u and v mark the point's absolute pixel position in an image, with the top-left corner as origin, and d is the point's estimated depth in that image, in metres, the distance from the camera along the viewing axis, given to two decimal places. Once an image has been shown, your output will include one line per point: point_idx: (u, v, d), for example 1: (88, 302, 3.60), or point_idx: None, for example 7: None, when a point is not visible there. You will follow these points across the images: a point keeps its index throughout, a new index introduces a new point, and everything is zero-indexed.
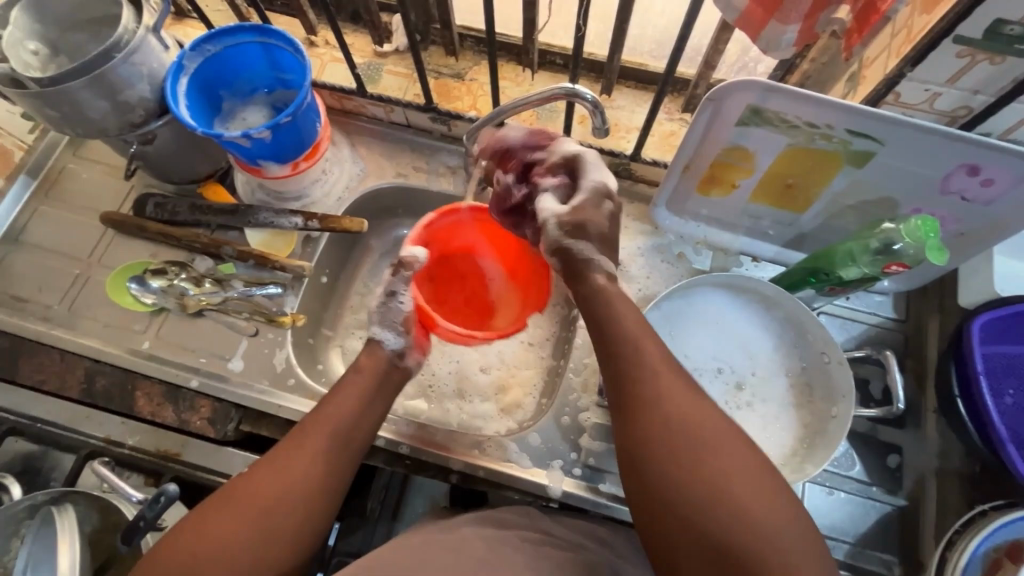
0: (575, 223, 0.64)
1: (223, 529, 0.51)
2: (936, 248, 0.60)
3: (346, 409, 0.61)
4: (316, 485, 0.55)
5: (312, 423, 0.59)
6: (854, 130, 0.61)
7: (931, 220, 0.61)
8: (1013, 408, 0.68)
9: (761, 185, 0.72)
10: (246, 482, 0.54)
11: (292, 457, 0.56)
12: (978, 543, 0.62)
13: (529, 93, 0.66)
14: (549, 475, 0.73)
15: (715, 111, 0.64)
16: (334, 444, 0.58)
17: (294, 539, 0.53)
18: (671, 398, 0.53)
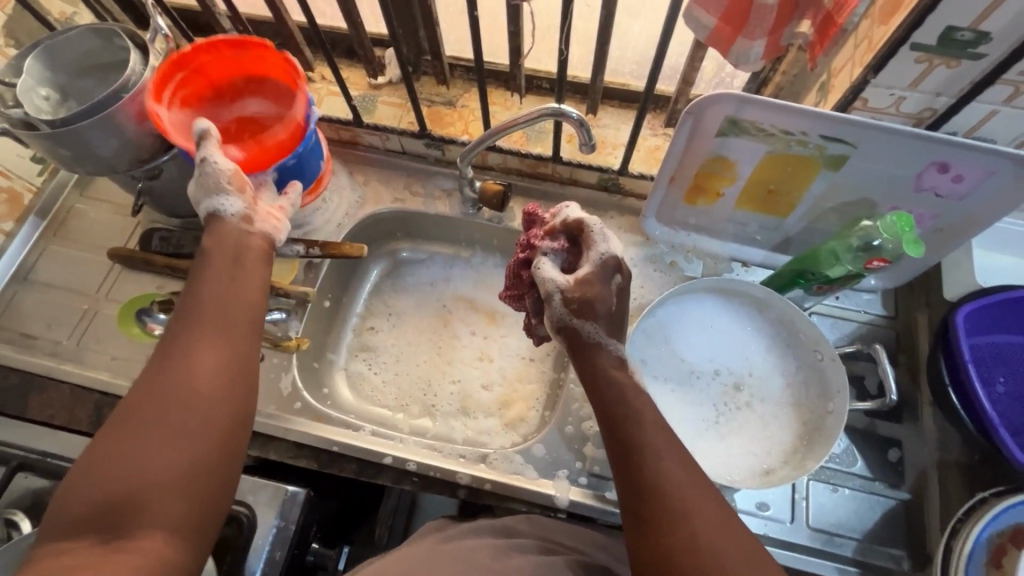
0: (580, 300, 0.64)
1: (136, 435, 0.48)
2: (913, 241, 0.62)
3: (227, 288, 0.58)
4: (211, 372, 0.52)
5: (191, 310, 0.56)
6: (829, 135, 0.63)
7: (905, 215, 0.63)
8: (1005, 396, 0.69)
9: (745, 193, 0.74)
10: (143, 389, 0.51)
11: (181, 357, 0.52)
12: (981, 529, 0.59)
13: (518, 114, 0.68)
14: (555, 484, 0.72)
15: (695, 123, 0.66)
16: (228, 321, 0.56)
17: (226, 414, 0.51)
18: (653, 426, 0.58)
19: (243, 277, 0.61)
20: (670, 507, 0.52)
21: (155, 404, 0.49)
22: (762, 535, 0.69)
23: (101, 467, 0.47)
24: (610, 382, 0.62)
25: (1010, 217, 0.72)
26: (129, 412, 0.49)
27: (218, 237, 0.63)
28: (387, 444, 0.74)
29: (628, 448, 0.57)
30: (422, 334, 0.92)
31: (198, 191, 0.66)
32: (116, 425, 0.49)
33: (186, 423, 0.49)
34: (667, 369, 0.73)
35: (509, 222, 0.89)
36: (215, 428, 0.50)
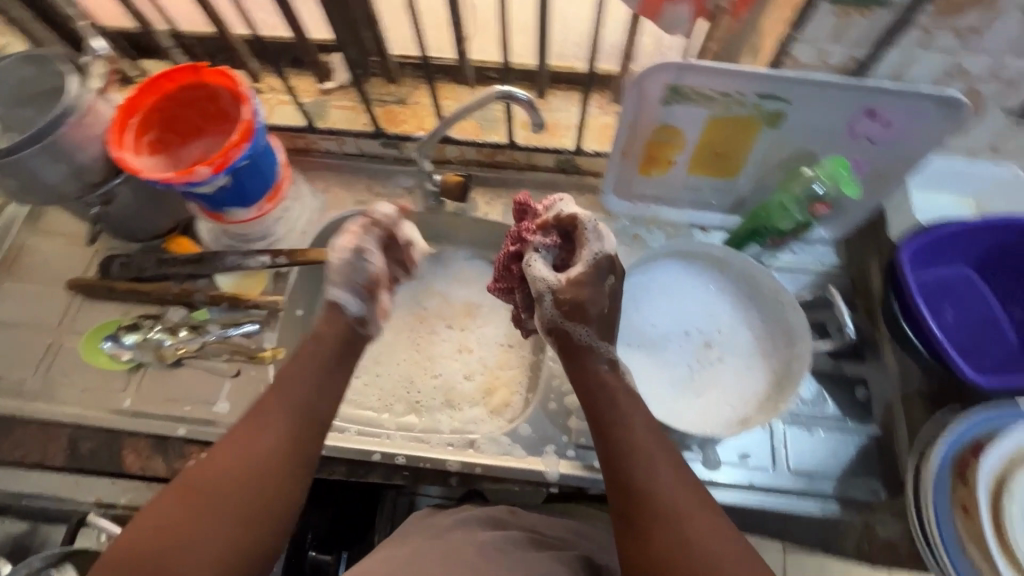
0: (572, 302, 0.67)
1: (202, 509, 0.55)
2: (849, 184, 0.66)
3: (311, 387, 0.66)
4: (279, 451, 0.60)
5: (274, 396, 0.64)
6: (764, 93, 0.66)
7: (842, 159, 0.67)
8: (954, 324, 0.73)
9: (695, 158, 0.77)
10: (214, 462, 0.58)
11: (257, 434, 0.60)
12: (943, 450, 0.62)
13: (467, 102, 0.69)
14: (543, 460, 0.74)
15: (639, 94, 0.68)
16: (301, 419, 0.63)
17: (268, 513, 0.57)
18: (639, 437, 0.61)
19: (320, 367, 0.68)
20: (665, 513, 0.56)
21: (226, 473, 0.57)
22: (747, 484, 0.72)
23: (160, 527, 0.53)
24: (601, 387, 0.65)
25: (939, 154, 0.75)
26: (198, 479, 0.57)
27: (324, 330, 0.71)
28: (374, 442, 0.75)
29: (619, 460, 0.60)
30: (399, 333, 0.93)
31: (336, 270, 0.73)
32: (185, 489, 0.56)
33: (247, 494, 0.57)
34: (639, 334, 0.75)
35: (473, 213, 0.90)
36: (268, 505, 0.57)
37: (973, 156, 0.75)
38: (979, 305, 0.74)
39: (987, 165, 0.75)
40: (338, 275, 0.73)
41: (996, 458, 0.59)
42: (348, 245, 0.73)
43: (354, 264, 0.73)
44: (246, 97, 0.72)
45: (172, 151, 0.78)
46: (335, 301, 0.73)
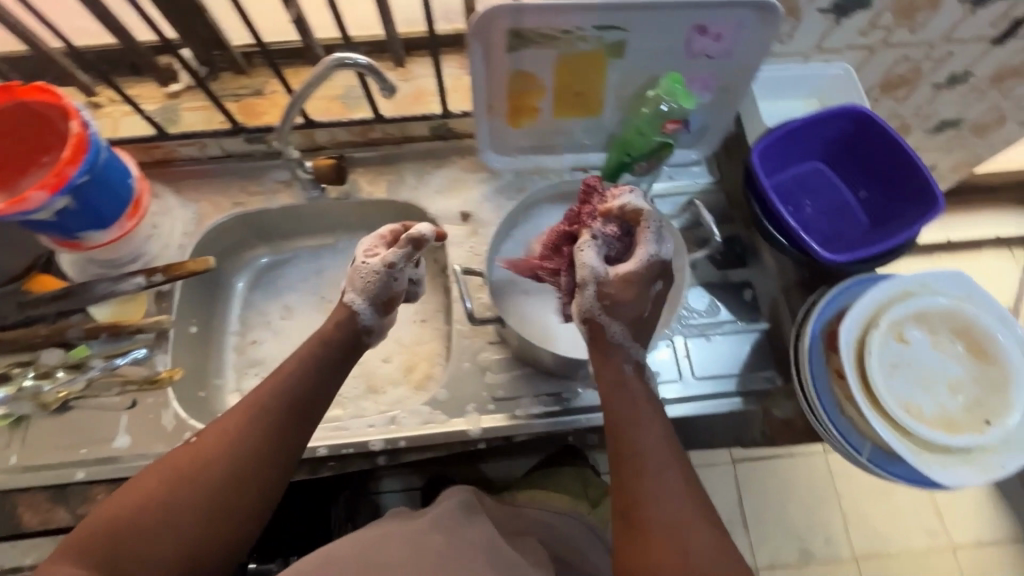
0: (613, 298, 0.64)
1: (185, 484, 0.57)
2: (684, 93, 0.71)
3: (298, 396, 0.64)
4: (265, 437, 0.61)
5: (257, 400, 0.63)
6: (600, 24, 0.68)
7: (675, 75, 0.72)
8: (814, 215, 0.80)
9: (558, 100, 0.78)
10: (190, 459, 0.58)
11: (246, 421, 0.61)
12: (813, 326, 0.67)
13: (307, 77, 0.66)
14: (466, 419, 0.75)
15: (484, 42, 0.69)
16: (282, 429, 0.62)
17: (249, 493, 0.59)
18: (654, 447, 0.62)
19: (315, 360, 0.67)
20: (668, 521, 0.58)
21: (211, 453, 0.59)
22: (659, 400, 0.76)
23: (130, 516, 0.55)
24: (620, 389, 0.65)
25: (764, 67, 0.82)
26: (172, 472, 0.58)
27: (335, 327, 0.69)
28: None
29: (628, 467, 0.61)
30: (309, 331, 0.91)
31: (358, 280, 0.69)
32: (158, 479, 0.57)
33: (230, 474, 0.58)
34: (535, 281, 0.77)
35: (358, 195, 0.88)
36: (251, 486, 0.59)
37: (807, 59, 0.83)
38: (832, 194, 0.80)
39: (819, 65, 0.82)
40: (358, 283, 0.69)
41: (853, 322, 0.63)
42: (385, 257, 0.68)
43: (381, 277, 0.68)
44: (73, 109, 0.66)
45: (8, 183, 0.70)
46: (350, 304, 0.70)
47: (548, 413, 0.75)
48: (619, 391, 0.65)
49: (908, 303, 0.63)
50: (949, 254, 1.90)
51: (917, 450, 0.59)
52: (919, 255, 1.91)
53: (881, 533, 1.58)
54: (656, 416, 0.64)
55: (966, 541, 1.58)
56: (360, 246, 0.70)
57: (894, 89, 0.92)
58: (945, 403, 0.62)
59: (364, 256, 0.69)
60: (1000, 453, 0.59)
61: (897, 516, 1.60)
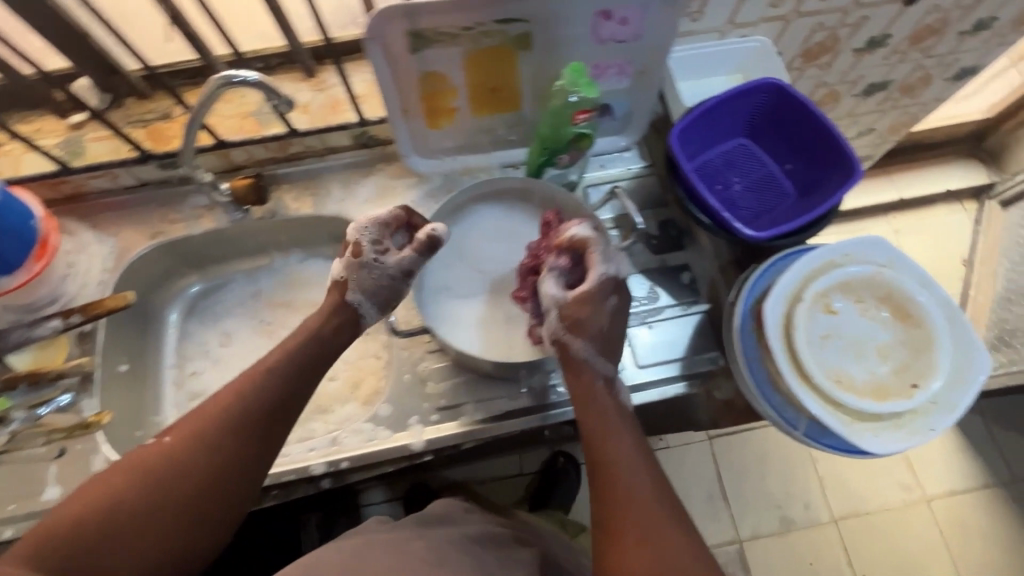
0: (574, 318, 0.66)
1: (154, 479, 0.56)
2: (587, 84, 0.66)
3: (271, 398, 0.63)
4: (236, 433, 0.60)
5: (226, 401, 0.62)
6: (501, 18, 0.66)
7: (577, 64, 0.65)
8: (742, 191, 0.79)
9: (474, 98, 0.76)
10: (158, 460, 0.57)
11: (220, 415, 0.60)
12: (743, 303, 0.66)
13: (198, 99, 0.63)
14: (409, 432, 0.73)
15: (383, 47, 0.66)
16: (253, 429, 0.61)
17: (219, 489, 0.59)
18: (626, 455, 0.63)
19: (294, 355, 0.67)
20: (646, 525, 0.58)
21: (181, 448, 0.58)
22: None
23: (91, 518, 0.53)
24: (588, 402, 0.66)
25: (677, 47, 0.80)
26: (137, 474, 0.56)
27: (323, 315, 0.70)
28: None
29: (602, 475, 0.62)
30: (249, 356, 0.88)
31: (362, 276, 0.70)
32: (123, 481, 0.56)
33: (200, 468, 0.58)
34: (466, 284, 0.76)
35: (284, 212, 0.86)
36: (222, 483, 0.59)
37: (723, 35, 0.82)
38: (759, 168, 0.80)
39: (737, 40, 0.81)
40: (365, 282, 0.70)
41: (777, 299, 0.62)
42: (400, 259, 0.69)
43: (392, 278, 0.70)
44: None
45: None
46: (353, 301, 0.70)
47: (494, 416, 0.74)
48: (587, 406, 0.66)
49: (832, 274, 0.63)
50: (901, 212, 1.93)
51: (849, 421, 0.59)
52: (873, 216, 1.93)
53: (857, 493, 1.60)
54: (626, 425, 0.66)
55: (939, 492, 1.61)
56: (367, 236, 0.70)
57: (816, 58, 0.91)
58: (876, 370, 0.62)
59: (373, 248, 0.69)
60: (929, 414, 0.59)
61: (870, 475, 1.62)
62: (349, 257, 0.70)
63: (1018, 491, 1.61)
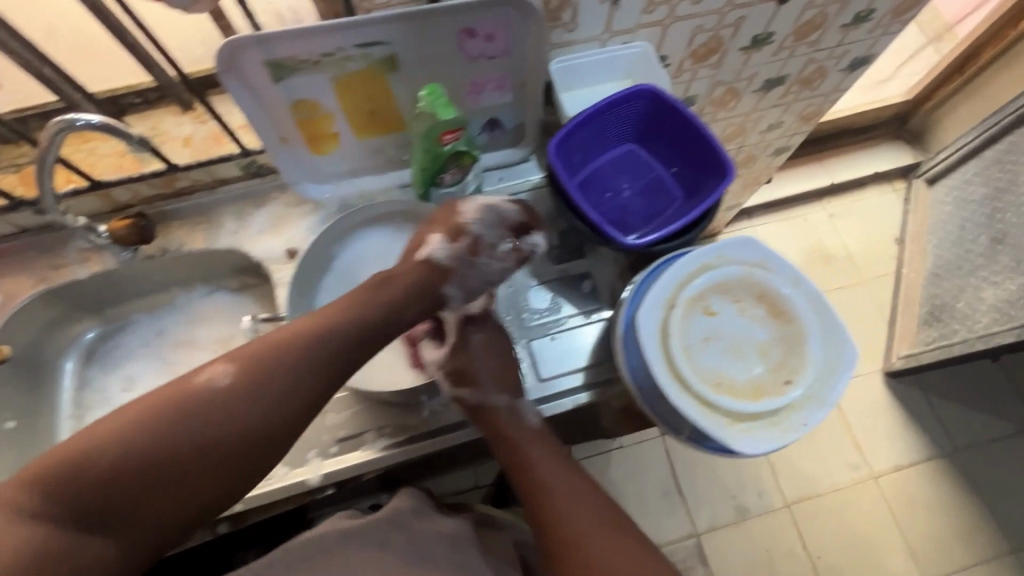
0: (455, 367, 0.74)
1: (180, 439, 0.55)
2: (443, 105, 0.65)
3: (294, 388, 0.59)
4: (265, 416, 0.58)
5: (255, 371, 0.58)
6: (361, 42, 0.65)
7: (433, 85, 0.66)
8: (632, 197, 0.80)
9: (354, 123, 0.76)
10: (172, 419, 0.55)
11: (255, 389, 0.57)
12: (626, 312, 0.65)
13: (43, 146, 0.62)
14: (306, 468, 0.71)
15: (241, 78, 0.65)
16: (271, 414, 0.58)
17: (236, 467, 0.57)
18: (547, 477, 0.70)
19: (336, 334, 0.62)
20: (576, 538, 0.66)
21: (211, 413, 0.56)
22: None
23: (91, 469, 0.52)
24: (501, 436, 0.72)
25: (558, 59, 0.80)
26: (147, 427, 0.54)
27: (369, 294, 0.67)
28: None
29: (531, 499, 0.69)
30: None
31: (465, 270, 0.72)
32: (136, 432, 0.54)
33: (224, 441, 0.56)
34: None
35: (173, 248, 0.83)
36: (239, 464, 0.57)
37: (604, 43, 0.82)
38: (647, 173, 0.81)
39: (617, 47, 0.82)
40: (464, 277, 0.72)
41: (653, 306, 0.62)
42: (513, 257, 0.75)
43: (487, 281, 0.73)
44: None
45: None
46: (445, 297, 0.71)
47: (394, 442, 0.73)
48: (504, 441, 0.72)
49: (703, 279, 0.64)
50: (834, 197, 1.98)
51: (731, 425, 0.59)
52: (807, 203, 1.98)
53: (808, 476, 1.63)
54: (544, 447, 0.73)
55: (886, 468, 1.65)
56: (500, 222, 0.74)
57: (704, 59, 0.93)
58: (755, 369, 0.62)
59: (489, 239, 0.73)
60: (803, 410, 0.61)
61: (819, 457, 1.65)
62: (462, 244, 0.71)
63: (961, 459, 1.66)
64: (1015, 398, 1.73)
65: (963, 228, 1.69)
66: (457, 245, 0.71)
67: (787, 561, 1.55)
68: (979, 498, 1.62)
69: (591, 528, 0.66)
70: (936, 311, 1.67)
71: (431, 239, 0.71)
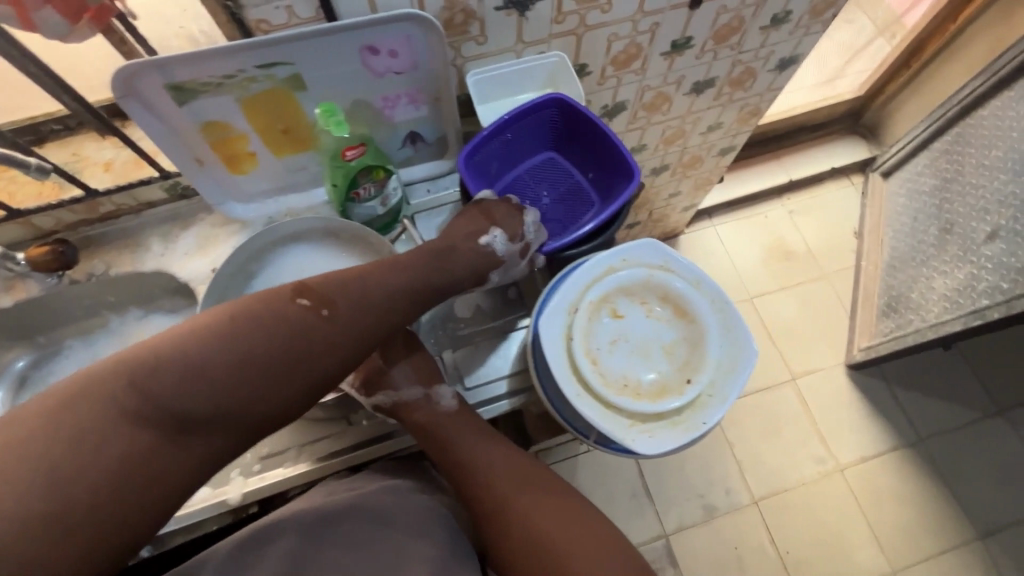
0: (363, 380, 0.73)
1: (263, 362, 0.54)
2: (337, 124, 0.68)
3: (370, 330, 0.60)
4: (346, 352, 0.58)
5: (345, 306, 0.59)
6: (261, 63, 0.66)
7: (329, 104, 0.68)
8: (551, 205, 0.83)
9: (267, 141, 0.76)
10: (264, 338, 0.54)
11: (340, 322, 0.58)
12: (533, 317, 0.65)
13: None
14: (227, 487, 0.71)
15: (143, 102, 0.65)
16: (355, 353, 0.59)
17: (305, 398, 0.57)
18: (477, 455, 0.72)
19: (413, 279, 0.65)
20: (509, 508, 0.70)
21: (296, 338, 0.56)
22: None
23: (184, 374, 0.51)
24: (424, 430, 0.72)
25: (474, 70, 0.80)
26: (243, 344, 0.53)
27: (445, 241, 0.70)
28: None
29: (464, 476, 0.72)
30: None
31: (509, 265, 0.73)
32: (232, 343, 0.52)
33: (307, 372, 0.56)
34: None
35: (98, 272, 0.83)
36: (310, 397, 0.57)
37: (520, 54, 0.82)
38: (567, 179, 0.84)
39: (534, 57, 0.82)
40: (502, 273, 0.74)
41: (557, 309, 0.64)
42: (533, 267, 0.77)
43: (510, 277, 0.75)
44: None
45: None
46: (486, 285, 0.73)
47: (316, 459, 0.73)
48: (429, 430, 0.72)
49: (607, 281, 0.65)
50: (792, 194, 2.01)
51: (634, 424, 0.60)
52: (767, 201, 2.00)
53: (774, 471, 1.64)
54: (470, 428, 0.73)
55: (851, 460, 1.66)
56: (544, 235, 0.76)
57: (627, 64, 0.94)
58: (659, 369, 0.63)
59: (534, 242, 0.74)
60: (705, 407, 0.61)
61: (785, 451, 1.66)
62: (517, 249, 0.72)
63: (927, 447, 1.67)
64: (976, 385, 1.75)
65: (916, 219, 1.71)
66: (512, 243, 0.72)
67: (756, 557, 1.55)
68: (945, 486, 1.63)
69: (521, 498, 0.70)
70: (893, 302, 1.69)
71: (495, 231, 0.71)
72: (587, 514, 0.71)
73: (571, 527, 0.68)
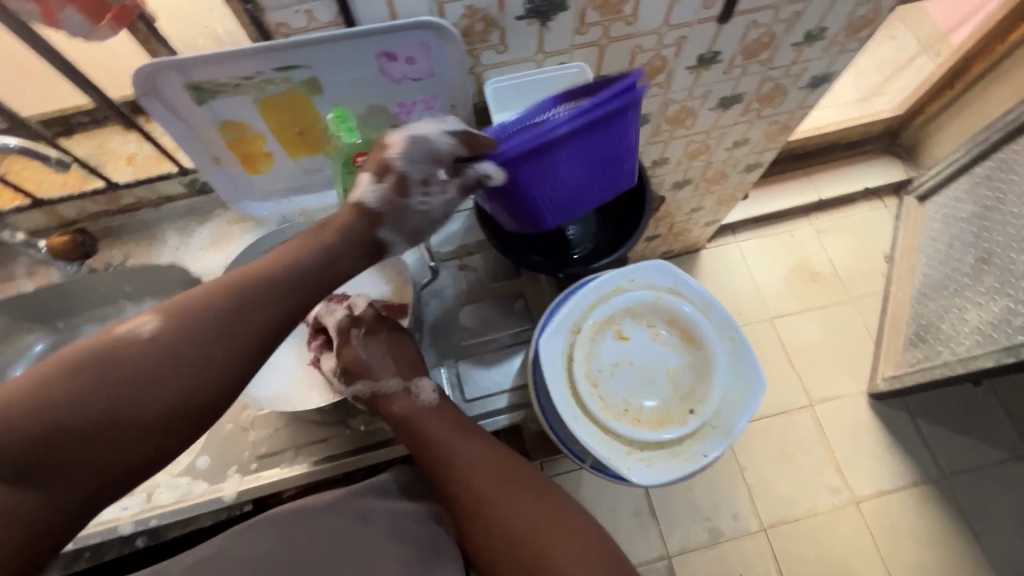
0: (343, 366, 0.72)
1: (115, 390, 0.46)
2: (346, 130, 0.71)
3: (240, 332, 0.51)
4: (216, 358, 0.50)
5: (199, 315, 0.50)
6: (280, 66, 0.66)
7: (340, 111, 0.71)
8: None
9: (283, 143, 0.77)
10: (104, 366, 0.46)
11: (201, 330, 0.50)
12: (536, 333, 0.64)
13: None
14: (223, 484, 0.72)
15: (161, 99, 0.66)
16: (229, 360, 0.50)
17: (185, 415, 0.49)
18: (458, 454, 0.69)
19: (288, 278, 0.55)
20: (489, 507, 0.67)
21: (149, 357, 0.48)
22: None
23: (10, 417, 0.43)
24: (408, 429, 0.70)
25: (493, 79, 0.79)
26: (81, 377, 0.45)
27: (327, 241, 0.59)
28: None
29: (444, 475, 0.69)
30: None
31: (397, 209, 0.61)
32: (70, 377, 0.45)
33: (173, 388, 0.48)
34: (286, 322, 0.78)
35: (115, 262, 0.85)
36: (192, 412, 0.49)
37: (541, 63, 0.81)
38: None
39: (556, 67, 0.80)
40: (399, 220, 0.62)
41: (559, 327, 0.62)
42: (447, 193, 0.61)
43: (418, 215, 0.62)
44: None
45: None
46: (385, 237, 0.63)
47: (315, 460, 0.73)
48: (414, 431, 0.70)
49: (612, 301, 0.63)
50: (822, 212, 1.94)
51: (632, 449, 0.59)
52: (795, 218, 1.94)
53: (785, 499, 1.59)
54: (453, 427, 0.70)
55: (868, 493, 1.59)
56: (433, 148, 0.58)
57: (652, 77, 0.92)
58: (660, 395, 0.62)
59: (415, 167, 0.59)
60: (707, 440, 0.60)
61: (798, 477, 1.61)
62: (391, 185, 0.60)
63: (950, 485, 1.60)
64: (1007, 423, 1.67)
65: (952, 246, 1.64)
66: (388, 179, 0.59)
67: None
68: (968, 526, 1.56)
69: (503, 496, 0.67)
70: (922, 331, 1.62)
71: (361, 181, 0.60)
72: (571, 513, 0.68)
73: (555, 526, 0.66)
